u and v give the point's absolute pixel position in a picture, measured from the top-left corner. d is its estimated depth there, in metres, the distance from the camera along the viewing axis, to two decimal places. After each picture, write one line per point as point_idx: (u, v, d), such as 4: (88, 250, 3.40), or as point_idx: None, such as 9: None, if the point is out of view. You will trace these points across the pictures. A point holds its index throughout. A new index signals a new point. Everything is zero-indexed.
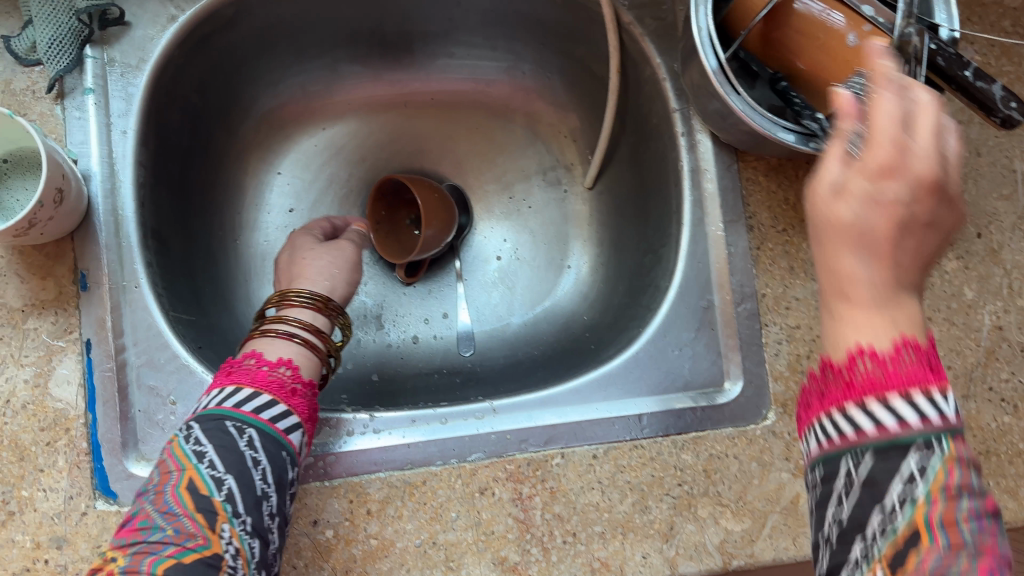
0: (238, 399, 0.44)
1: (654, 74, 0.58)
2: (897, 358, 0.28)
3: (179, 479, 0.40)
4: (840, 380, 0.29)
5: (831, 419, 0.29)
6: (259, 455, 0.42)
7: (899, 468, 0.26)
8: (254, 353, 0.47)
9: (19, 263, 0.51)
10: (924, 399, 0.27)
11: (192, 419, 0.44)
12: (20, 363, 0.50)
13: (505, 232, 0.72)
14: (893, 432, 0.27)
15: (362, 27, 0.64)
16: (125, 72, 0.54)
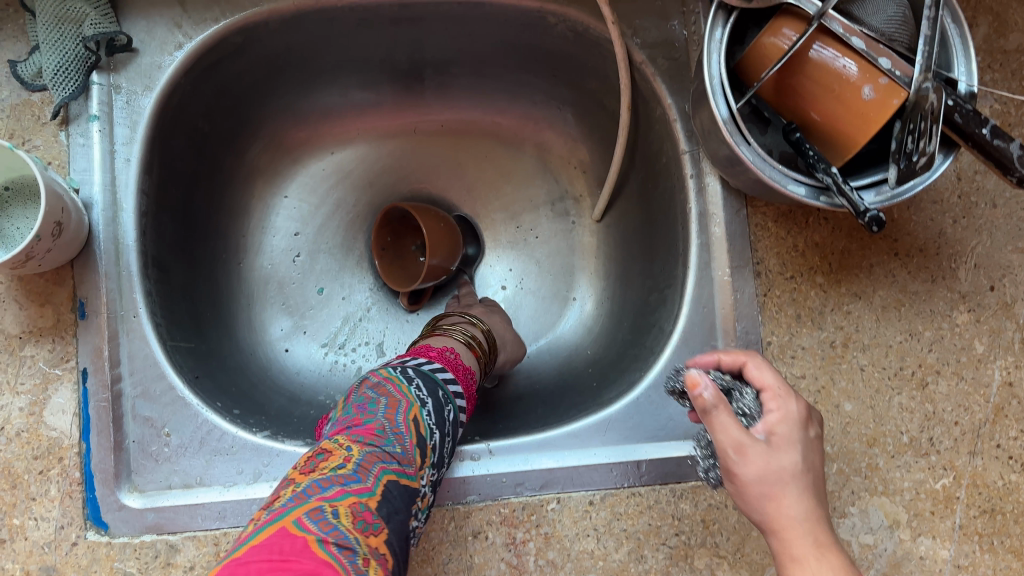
0: (447, 376, 0.53)
1: (665, 114, 0.57)
2: None
3: (406, 411, 0.46)
4: None
5: None
6: (449, 420, 0.50)
7: None
8: (453, 349, 0.57)
9: (18, 290, 0.51)
10: None
11: (410, 368, 0.51)
12: (15, 391, 0.50)
13: (512, 261, 0.71)
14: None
15: (372, 56, 0.63)
16: (130, 102, 0.54)
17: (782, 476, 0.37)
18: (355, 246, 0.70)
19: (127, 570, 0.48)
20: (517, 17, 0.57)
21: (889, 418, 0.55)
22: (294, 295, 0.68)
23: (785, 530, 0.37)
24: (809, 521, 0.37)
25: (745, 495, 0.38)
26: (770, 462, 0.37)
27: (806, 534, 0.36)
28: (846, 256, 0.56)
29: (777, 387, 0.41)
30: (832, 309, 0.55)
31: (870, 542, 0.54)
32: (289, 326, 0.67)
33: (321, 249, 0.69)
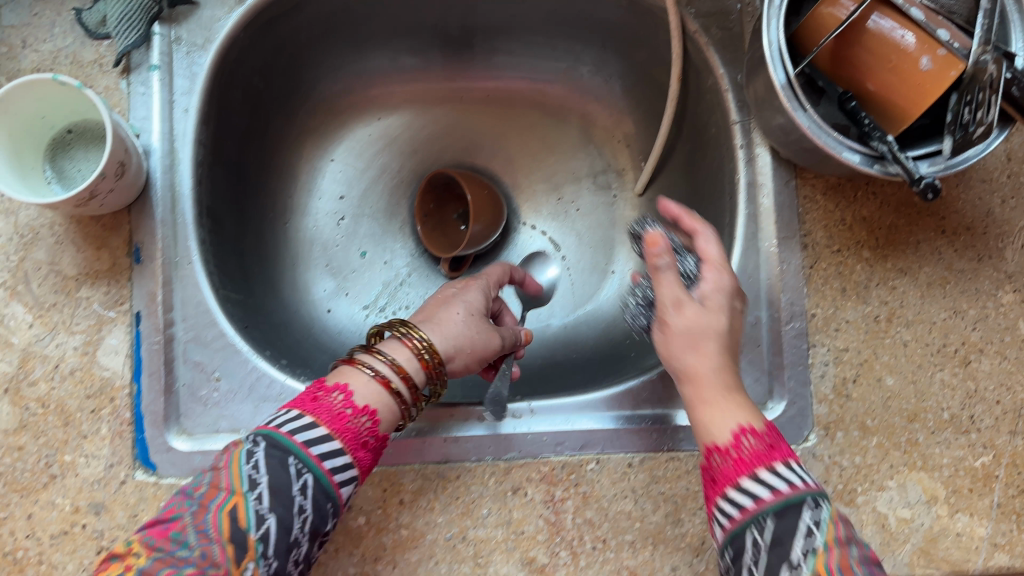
0: (310, 434, 0.40)
1: (717, 84, 0.57)
2: (755, 442, 0.39)
3: (224, 501, 0.38)
4: (727, 461, 0.39)
5: (725, 500, 0.38)
6: (307, 503, 0.39)
7: (798, 526, 0.35)
8: (343, 388, 0.43)
9: (76, 232, 0.52)
10: (784, 469, 0.38)
11: (257, 432, 0.41)
12: (70, 330, 0.52)
13: (549, 229, 0.71)
14: (781, 493, 0.36)
15: (426, 19, 0.64)
16: (192, 52, 0.54)
17: (707, 331, 0.42)
18: (398, 211, 0.71)
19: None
20: None
21: (930, 394, 0.55)
22: (337, 257, 0.68)
23: (692, 378, 0.42)
24: (721, 374, 0.42)
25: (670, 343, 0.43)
26: (703, 318, 0.43)
27: (715, 385, 0.41)
28: (894, 231, 0.56)
29: (716, 261, 0.46)
30: (878, 284, 0.55)
31: (907, 516, 0.53)
32: (332, 287, 0.67)
33: (365, 213, 0.70)
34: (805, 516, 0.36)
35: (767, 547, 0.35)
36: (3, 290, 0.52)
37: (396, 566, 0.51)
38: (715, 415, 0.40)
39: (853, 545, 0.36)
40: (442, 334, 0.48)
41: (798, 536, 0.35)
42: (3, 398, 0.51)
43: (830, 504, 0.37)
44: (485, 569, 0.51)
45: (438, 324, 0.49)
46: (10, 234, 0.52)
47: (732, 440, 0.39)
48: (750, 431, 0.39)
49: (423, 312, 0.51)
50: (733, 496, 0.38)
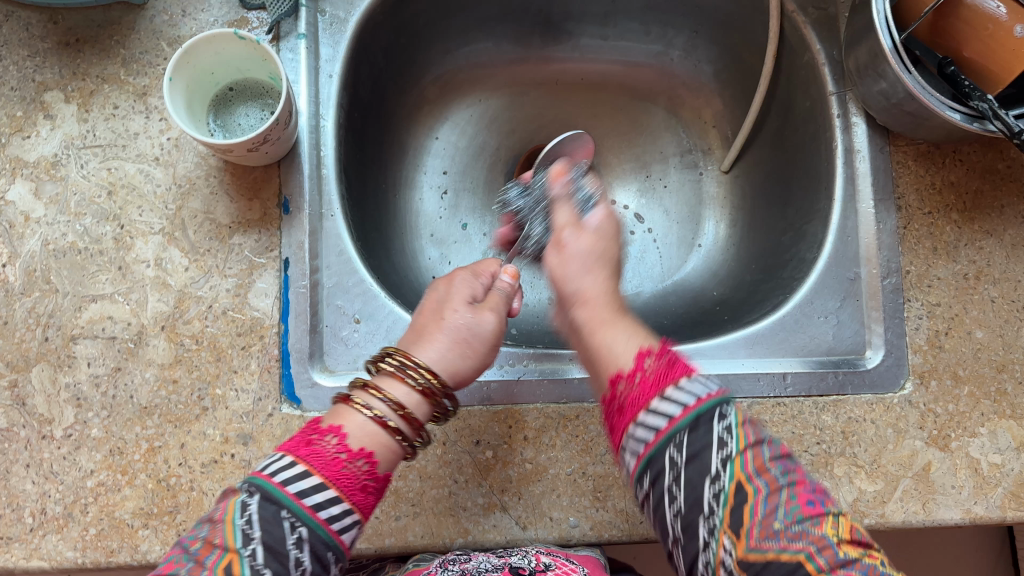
0: (304, 484, 0.39)
1: (813, 59, 0.62)
2: (656, 361, 0.42)
3: (218, 560, 0.37)
4: (634, 386, 0.42)
5: (637, 424, 0.40)
6: (304, 557, 0.38)
7: (710, 437, 0.38)
8: (337, 430, 0.42)
9: (229, 184, 0.57)
10: (689, 383, 0.41)
11: (246, 480, 0.40)
12: (224, 274, 0.56)
13: (628, 199, 0.75)
14: (689, 408, 0.39)
15: (531, 5, 0.69)
16: (333, 23, 0.60)
17: (593, 254, 0.51)
18: (495, 185, 0.75)
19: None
20: None
21: (1017, 347, 0.58)
22: (441, 228, 0.72)
23: (585, 299, 0.49)
24: (608, 293, 0.49)
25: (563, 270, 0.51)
26: (587, 243, 0.51)
27: (603, 304, 0.48)
28: (979, 196, 0.60)
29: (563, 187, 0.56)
30: (966, 244, 0.59)
31: (998, 461, 0.55)
32: (437, 255, 0.71)
33: (465, 188, 0.74)
34: (716, 426, 0.39)
35: (685, 462, 0.38)
36: (162, 235, 0.56)
37: (521, 498, 0.55)
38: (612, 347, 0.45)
39: (765, 446, 0.39)
40: (436, 349, 0.47)
41: (713, 447, 0.38)
42: (160, 335, 0.55)
43: (735, 408, 0.41)
44: (603, 503, 0.55)
45: (429, 341, 0.48)
46: (169, 184, 0.56)
47: (636, 367, 0.42)
48: (650, 350, 0.43)
49: (415, 329, 0.49)
50: (644, 421, 0.40)
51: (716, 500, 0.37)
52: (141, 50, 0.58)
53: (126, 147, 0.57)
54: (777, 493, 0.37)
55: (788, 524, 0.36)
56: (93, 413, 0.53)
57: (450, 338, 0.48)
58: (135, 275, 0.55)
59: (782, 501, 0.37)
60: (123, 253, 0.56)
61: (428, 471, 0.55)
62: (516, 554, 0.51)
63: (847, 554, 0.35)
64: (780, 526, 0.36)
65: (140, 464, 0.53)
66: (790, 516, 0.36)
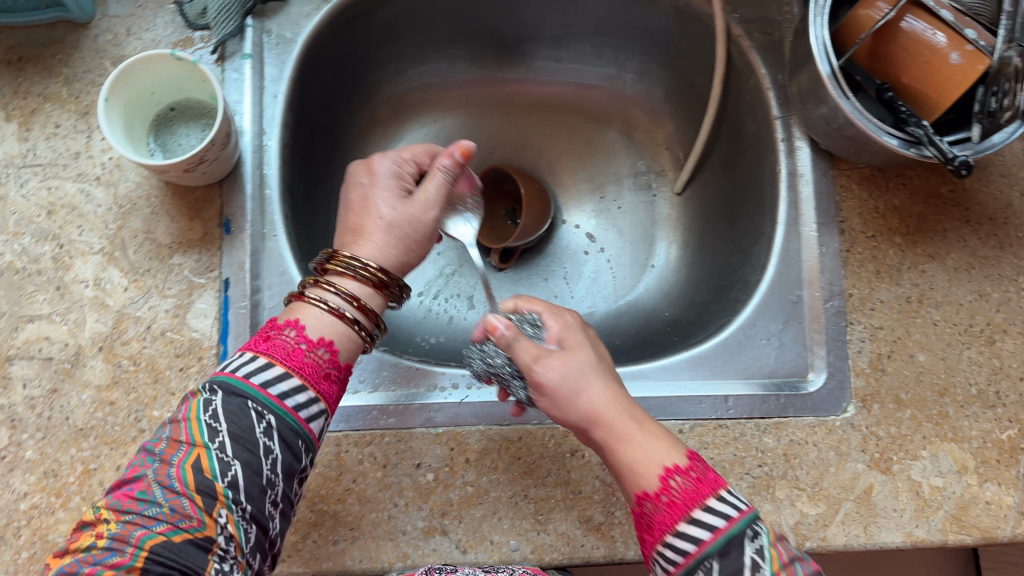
0: (267, 375, 0.43)
1: (758, 83, 0.62)
2: (683, 481, 0.42)
3: (187, 455, 0.40)
4: (660, 507, 0.41)
5: (670, 546, 0.40)
6: (272, 444, 0.42)
7: (742, 562, 0.39)
8: (296, 324, 0.46)
9: (171, 204, 0.56)
10: (717, 502, 0.41)
11: (212, 380, 0.43)
12: (163, 294, 0.55)
13: (579, 219, 0.76)
14: (718, 532, 0.39)
15: (483, 26, 0.70)
16: (279, 43, 0.60)
17: (583, 372, 0.46)
18: None
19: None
20: None
21: (958, 370, 0.57)
22: None
23: (598, 417, 0.45)
24: (615, 404, 0.45)
25: (557, 400, 0.46)
26: (569, 363, 0.46)
27: (618, 416, 0.45)
28: (922, 220, 0.60)
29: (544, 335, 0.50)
30: (909, 268, 0.59)
31: (940, 484, 0.55)
32: None
33: None
34: (747, 549, 0.39)
35: None
36: (102, 255, 0.56)
37: (462, 521, 0.54)
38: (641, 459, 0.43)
39: (795, 564, 0.40)
40: (377, 246, 0.51)
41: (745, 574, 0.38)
42: (98, 355, 0.54)
43: (764, 524, 0.41)
44: (545, 526, 0.54)
45: (370, 240, 0.51)
46: (110, 204, 0.56)
47: (662, 487, 0.42)
48: (676, 471, 0.42)
49: (351, 229, 0.52)
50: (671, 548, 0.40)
51: None
52: (83, 69, 0.58)
53: (67, 167, 0.56)
54: None
55: None
56: (27, 435, 0.53)
57: (392, 239, 0.51)
58: (73, 295, 0.55)
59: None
60: (61, 273, 0.55)
61: (367, 494, 0.55)
62: (502, 571, 0.51)
63: None
64: None
65: (74, 487, 0.52)
66: None
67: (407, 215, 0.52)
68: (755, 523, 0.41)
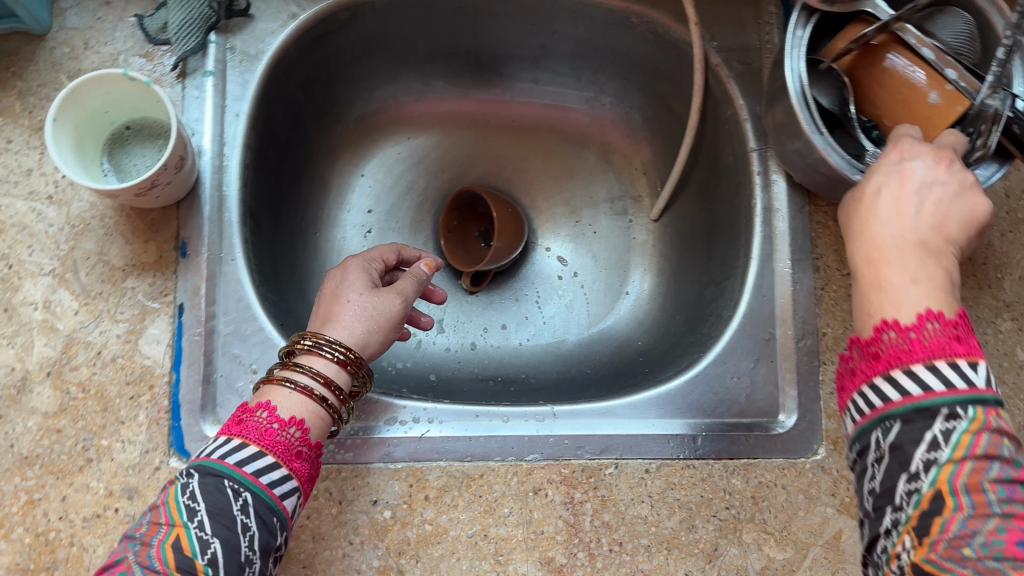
0: (242, 455, 0.42)
1: (735, 114, 0.61)
2: (937, 328, 0.37)
3: (166, 536, 0.40)
4: (866, 355, 0.38)
5: (873, 389, 0.37)
6: (250, 521, 0.41)
7: (923, 435, 0.35)
8: (267, 405, 0.45)
9: (126, 225, 0.55)
10: (950, 367, 0.36)
11: (191, 466, 0.42)
12: (115, 319, 0.53)
13: (548, 243, 0.74)
14: (909, 398, 0.35)
15: (459, 45, 0.68)
16: (243, 60, 0.58)
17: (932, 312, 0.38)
18: (422, 226, 0.73)
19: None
20: (605, 16, 0.63)
21: None
22: None
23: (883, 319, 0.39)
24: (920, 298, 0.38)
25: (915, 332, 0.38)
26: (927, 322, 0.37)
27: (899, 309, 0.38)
28: None
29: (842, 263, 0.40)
30: None
31: None
32: None
33: (390, 228, 0.72)
34: (937, 424, 0.35)
35: (889, 450, 0.35)
36: (53, 277, 0.54)
37: (419, 561, 0.52)
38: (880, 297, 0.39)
39: (995, 464, 0.33)
40: (345, 326, 0.50)
41: (919, 445, 0.34)
42: (45, 381, 0.52)
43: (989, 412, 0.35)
44: (505, 566, 0.53)
45: (337, 320, 0.50)
46: (62, 224, 0.54)
47: (917, 326, 0.37)
48: (936, 317, 0.37)
49: (321, 315, 0.52)
50: (862, 398, 0.38)
51: (908, 498, 0.34)
52: (38, 82, 0.56)
53: (18, 184, 0.54)
54: (981, 518, 0.32)
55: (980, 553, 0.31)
56: None
57: (361, 322, 0.50)
58: (21, 318, 0.53)
59: (983, 529, 0.32)
60: (9, 294, 0.53)
61: (321, 531, 0.53)
62: None
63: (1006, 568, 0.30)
64: (971, 553, 0.31)
65: (18, 518, 0.50)
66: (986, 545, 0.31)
67: (374, 302, 0.52)
68: (969, 403, 0.35)
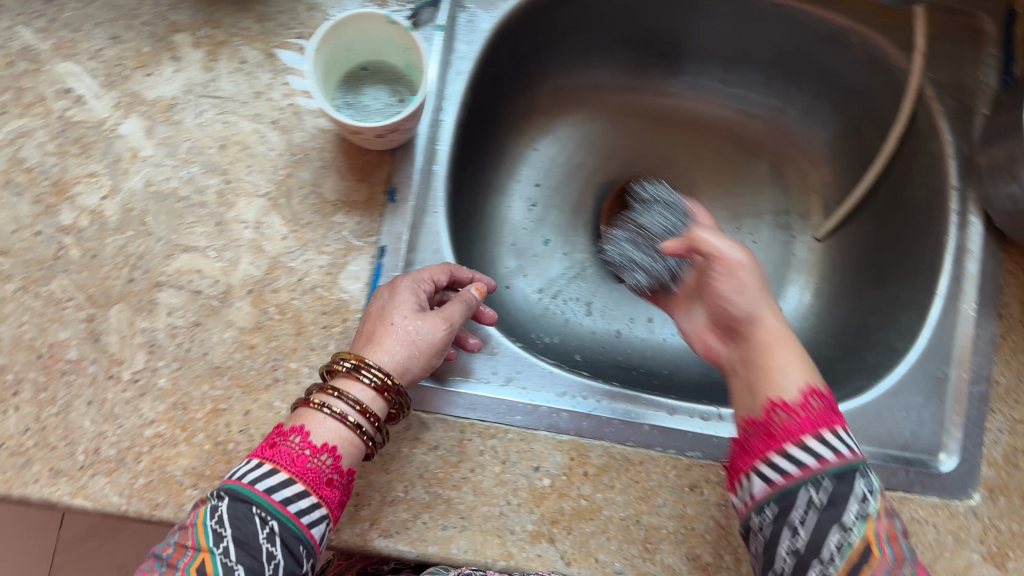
0: (272, 481, 0.43)
1: (940, 149, 0.61)
2: (820, 403, 0.45)
3: (190, 559, 0.42)
4: (794, 418, 0.44)
5: (767, 465, 0.44)
6: (275, 550, 0.42)
7: (854, 492, 0.42)
8: (301, 429, 0.45)
9: (342, 161, 0.56)
10: (834, 438, 0.44)
11: (222, 487, 0.44)
12: (320, 250, 0.55)
13: None
14: (820, 463, 0.42)
15: (660, 36, 0.69)
16: (471, 22, 0.60)
17: (786, 339, 0.49)
18: (584, 208, 0.74)
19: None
20: (821, 29, 0.63)
21: None
22: (523, 240, 0.72)
23: (776, 341, 0.49)
24: (785, 330, 0.50)
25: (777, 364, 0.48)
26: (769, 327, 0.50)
27: (789, 340, 0.49)
28: None
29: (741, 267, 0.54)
30: None
31: None
32: (514, 266, 0.71)
33: (554, 205, 0.73)
34: (859, 485, 0.42)
35: (821, 506, 0.41)
36: (266, 199, 0.55)
37: (570, 533, 0.53)
38: (782, 373, 0.47)
39: (896, 519, 0.43)
40: (388, 352, 0.49)
41: (840, 524, 0.41)
42: (246, 298, 0.54)
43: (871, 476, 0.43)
44: (651, 555, 0.53)
45: (380, 345, 0.49)
46: (283, 150, 0.56)
47: (802, 403, 0.45)
48: (816, 393, 0.45)
49: (363, 336, 0.50)
50: (765, 470, 0.44)
51: (839, 552, 0.40)
52: (278, 10, 0.58)
53: (246, 105, 0.56)
54: (898, 564, 0.41)
55: None
56: (163, 362, 0.53)
57: (402, 348, 0.49)
58: (232, 234, 0.55)
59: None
60: (223, 209, 0.55)
61: (482, 487, 0.54)
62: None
63: None
64: None
65: (201, 424, 0.52)
66: None
67: (420, 327, 0.50)
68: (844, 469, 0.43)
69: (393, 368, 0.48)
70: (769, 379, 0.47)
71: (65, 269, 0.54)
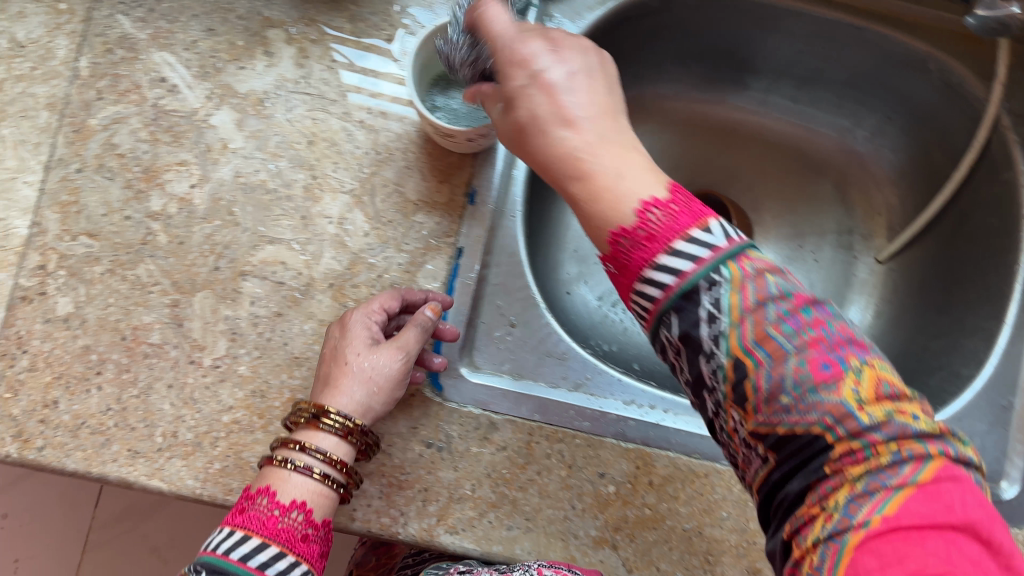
0: (246, 548, 0.44)
1: (1015, 178, 0.60)
2: (663, 213, 0.37)
3: None
4: (640, 238, 0.37)
5: (642, 292, 0.37)
6: None
7: (702, 313, 0.35)
8: (267, 491, 0.46)
9: (425, 163, 0.58)
10: (698, 235, 0.36)
11: (196, 562, 0.44)
12: (400, 248, 0.56)
13: None
14: (701, 264, 0.36)
15: (734, 53, 0.70)
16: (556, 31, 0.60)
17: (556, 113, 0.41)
18: None
19: (450, 432, 0.55)
20: (899, 54, 0.64)
21: None
22: (585, 246, 0.73)
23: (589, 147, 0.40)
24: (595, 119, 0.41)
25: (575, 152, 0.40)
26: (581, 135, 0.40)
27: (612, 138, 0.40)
28: None
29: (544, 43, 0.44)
30: None
31: None
32: (575, 272, 0.72)
33: None
34: (707, 294, 0.35)
35: (680, 342, 0.36)
36: (350, 196, 0.56)
37: (633, 541, 0.54)
38: (617, 179, 0.39)
39: (764, 282, 0.35)
40: (345, 394, 0.49)
41: (702, 326, 0.35)
42: (326, 291, 0.55)
43: (749, 258, 0.36)
44: (713, 567, 0.54)
45: (336, 387, 0.50)
46: (368, 149, 0.57)
47: (641, 222, 0.37)
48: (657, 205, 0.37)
49: (321, 379, 0.51)
50: (641, 297, 0.38)
51: (716, 376, 0.35)
52: (370, 11, 0.59)
53: (335, 103, 0.57)
54: (780, 362, 0.34)
55: (796, 399, 0.33)
56: (244, 350, 0.54)
57: (361, 389, 0.50)
58: (316, 228, 0.56)
59: (788, 371, 0.33)
60: (309, 204, 0.56)
61: (548, 490, 0.55)
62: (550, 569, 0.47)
63: (872, 420, 0.32)
64: (788, 400, 0.33)
65: (278, 412, 0.53)
66: (799, 387, 0.33)
67: (372, 362, 0.50)
68: (723, 264, 0.36)
69: (354, 413, 0.49)
70: (619, 173, 0.39)
71: (153, 254, 0.55)
